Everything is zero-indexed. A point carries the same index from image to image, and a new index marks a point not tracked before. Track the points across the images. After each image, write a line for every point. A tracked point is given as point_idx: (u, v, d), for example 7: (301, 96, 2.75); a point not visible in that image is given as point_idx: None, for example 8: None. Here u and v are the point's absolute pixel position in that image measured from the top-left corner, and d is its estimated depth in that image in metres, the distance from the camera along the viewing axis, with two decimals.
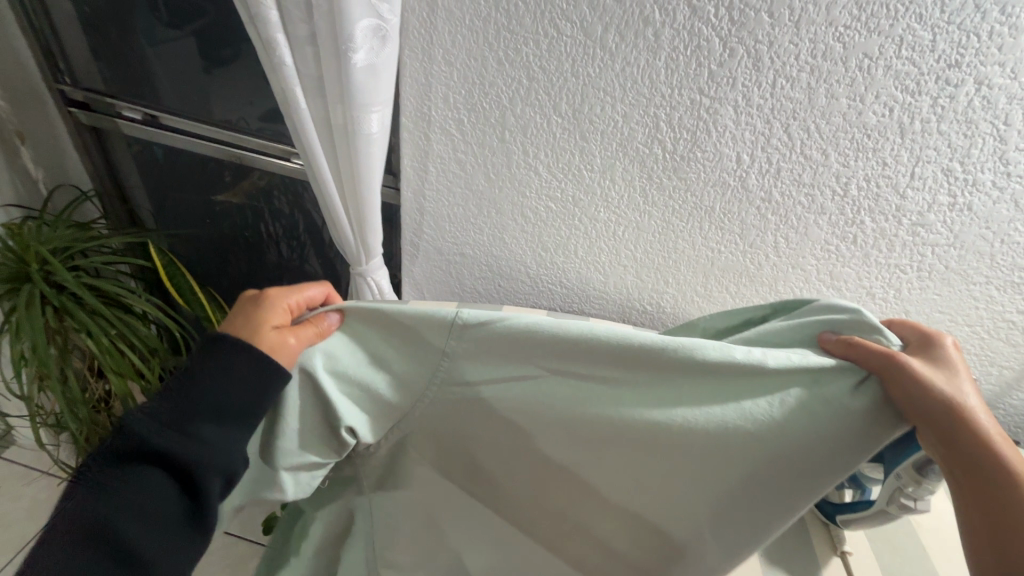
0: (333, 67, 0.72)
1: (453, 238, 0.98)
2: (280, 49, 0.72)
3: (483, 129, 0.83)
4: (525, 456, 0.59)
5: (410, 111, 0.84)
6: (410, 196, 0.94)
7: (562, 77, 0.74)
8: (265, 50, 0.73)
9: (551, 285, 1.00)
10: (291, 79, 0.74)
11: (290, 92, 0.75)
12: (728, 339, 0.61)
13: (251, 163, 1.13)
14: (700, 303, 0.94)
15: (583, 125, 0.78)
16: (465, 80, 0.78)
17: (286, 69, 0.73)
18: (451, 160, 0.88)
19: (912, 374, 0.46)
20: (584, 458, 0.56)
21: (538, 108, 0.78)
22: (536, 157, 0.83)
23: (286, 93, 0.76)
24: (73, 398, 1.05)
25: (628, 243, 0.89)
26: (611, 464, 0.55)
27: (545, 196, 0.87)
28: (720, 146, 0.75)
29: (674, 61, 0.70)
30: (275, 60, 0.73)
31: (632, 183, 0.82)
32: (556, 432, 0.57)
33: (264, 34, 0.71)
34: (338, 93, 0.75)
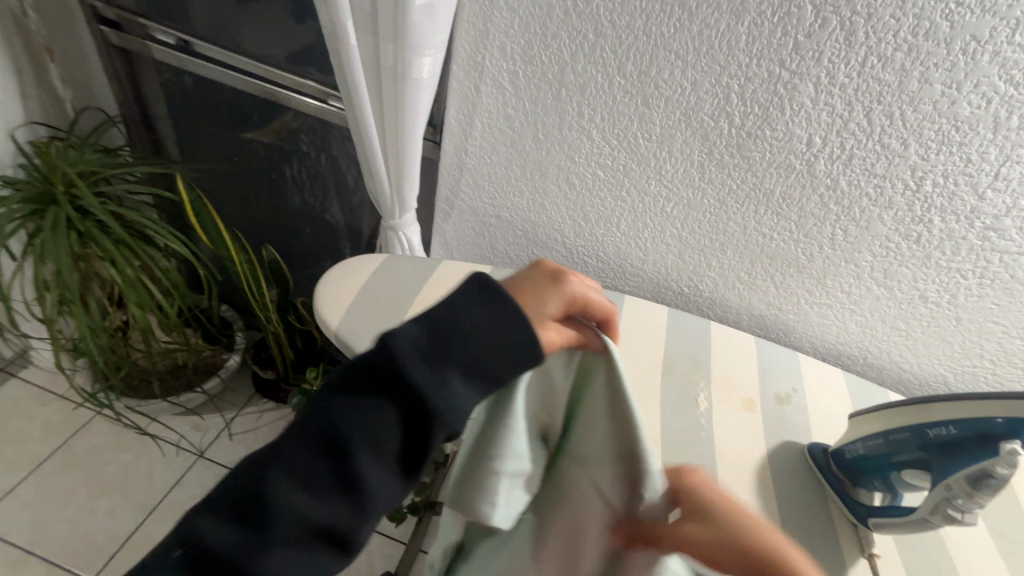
0: (389, 2, 0.68)
1: (492, 199, 0.95)
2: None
3: (538, 84, 0.77)
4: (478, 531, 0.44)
5: (462, 58, 0.79)
6: (451, 150, 0.90)
7: (632, 35, 0.69)
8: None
9: (587, 257, 0.96)
10: (344, 11, 0.70)
11: (341, 25, 0.71)
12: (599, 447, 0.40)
13: (284, 101, 1.08)
14: (741, 290, 0.90)
15: (647, 90, 0.73)
16: (526, 29, 0.73)
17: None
18: (498, 116, 0.83)
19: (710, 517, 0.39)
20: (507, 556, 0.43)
21: (601, 68, 0.73)
22: (590, 120, 0.79)
23: (336, 27, 0.71)
24: (93, 326, 1.04)
25: (675, 220, 0.85)
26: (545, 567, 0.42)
27: (594, 162, 0.83)
28: (792, 126, 0.70)
29: (759, 27, 0.64)
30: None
31: (689, 158, 0.78)
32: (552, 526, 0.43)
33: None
34: (390, 31, 0.70)
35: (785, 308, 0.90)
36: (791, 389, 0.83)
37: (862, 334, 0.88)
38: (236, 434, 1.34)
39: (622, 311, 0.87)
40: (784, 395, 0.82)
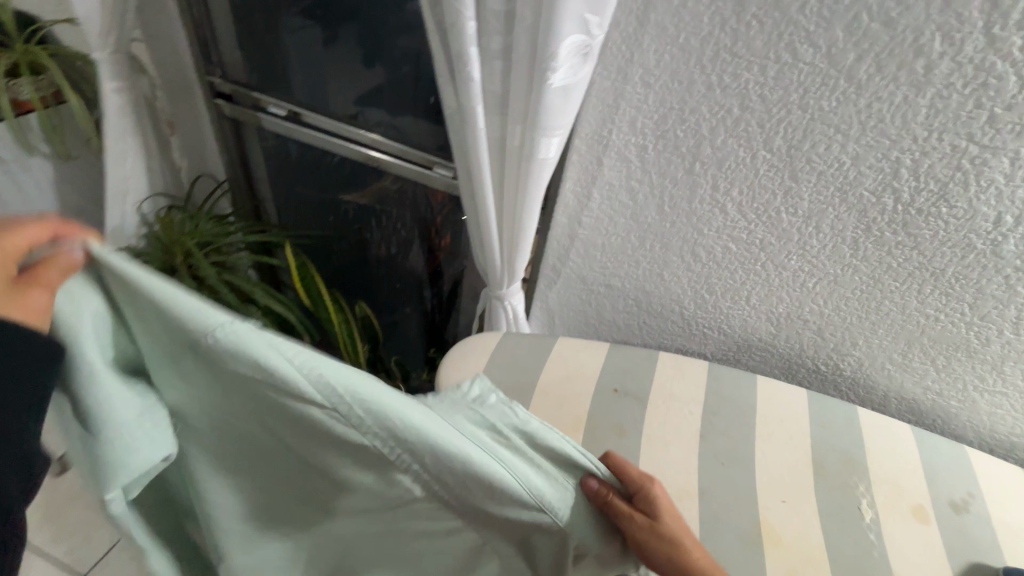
0: (523, 84, 0.65)
1: (603, 268, 0.90)
2: (471, 62, 0.64)
3: (669, 158, 0.73)
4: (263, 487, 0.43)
5: (585, 132, 0.75)
6: (562, 220, 0.87)
7: (785, 109, 0.63)
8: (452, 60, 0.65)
9: (707, 328, 0.89)
10: (475, 96, 0.67)
11: (470, 110, 0.68)
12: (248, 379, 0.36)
13: (384, 165, 1.08)
14: (891, 370, 0.81)
15: (797, 164, 0.67)
16: (661, 104, 0.69)
17: (470, 85, 0.66)
18: (620, 189, 0.79)
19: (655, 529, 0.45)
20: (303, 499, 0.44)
21: (745, 142, 0.68)
22: (726, 194, 0.73)
23: (464, 111, 0.69)
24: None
25: (817, 295, 0.78)
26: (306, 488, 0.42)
27: (725, 236, 0.77)
28: (977, 203, 0.62)
29: (945, 100, 0.57)
30: (461, 73, 0.65)
31: (841, 233, 0.70)
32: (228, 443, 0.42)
33: (457, 43, 0.63)
34: (521, 113, 0.68)
35: (946, 393, 0.79)
36: (967, 493, 0.72)
37: None
38: None
39: (759, 395, 0.80)
40: (959, 501, 0.71)
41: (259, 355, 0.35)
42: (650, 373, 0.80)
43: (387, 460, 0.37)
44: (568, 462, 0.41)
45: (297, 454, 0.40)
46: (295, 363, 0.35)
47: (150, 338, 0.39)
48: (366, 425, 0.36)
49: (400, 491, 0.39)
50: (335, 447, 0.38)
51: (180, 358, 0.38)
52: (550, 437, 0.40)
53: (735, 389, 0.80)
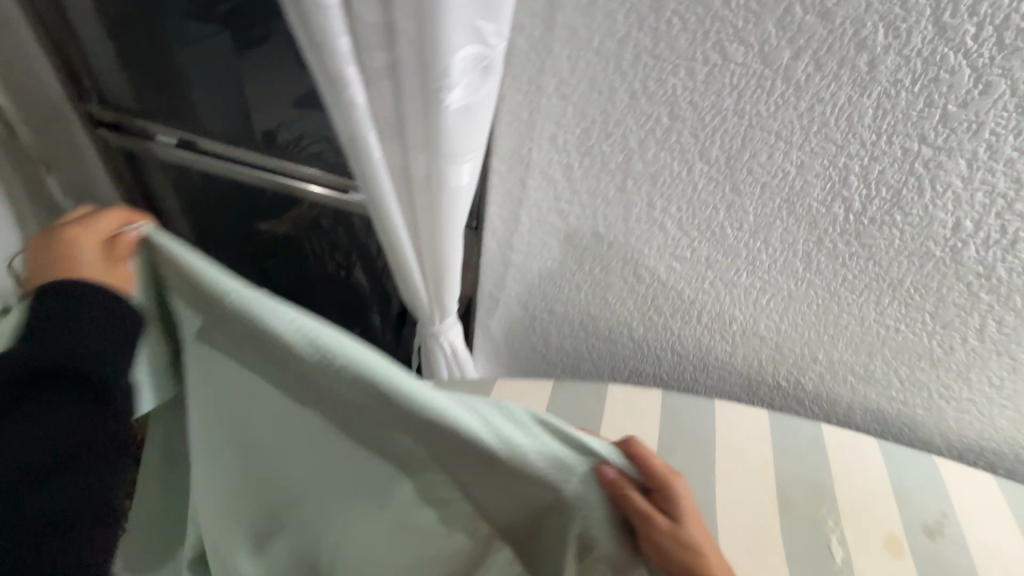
0: (418, 108, 0.55)
1: (543, 294, 0.82)
2: (350, 88, 0.53)
3: (598, 175, 0.64)
4: (249, 435, 0.45)
5: (504, 152, 0.66)
6: (492, 246, 0.78)
7: (719, 116, 0.55)
8: (328, 87, 0.54)
9: (660, 350, 0.82)
10: (364, 126, 0.57)
11: (361, 142, 0.58)
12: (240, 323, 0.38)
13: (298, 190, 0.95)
14: (854, 383, 0.75)
15: (737, 176, 0.59)
16: (582, 117, 0.60)
17: (356, 115, 0.56)
18: (550, 210, 0.70)
19: (671, 536, 0.40)
20: (304, 454, 0.45)
21: (679, 155, 0.60)
22: (664, 211, 0.65)
23: (354, 143, 0.58)
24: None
25: (772, 311, 0.71)
26: (295, 436, 0.44)
27: (669, 254, 0.69)
28: (933, 210, 0.55)
29: (893, 99, 0.50)
30: (341, 102, 0.54)
31: (791, 247, 0.63)
32: (243, 445, 0.46)
33: (329, 67, 0.52)
34: (421, 140, 0.58)
35: (913, 402, 0.74)
36: (940, 514, 0.67)
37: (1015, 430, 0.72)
38: None
39: (717, 427, 0.73)
40: (933, 524, 0.67)
41: (270, 329, 0.38)
42: (600, 410, 0.74)
43: (384, 421, 0.40)
44: (579, 452, 0.40)
45: (297, 407, 0.43)
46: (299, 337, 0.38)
47: (148, 305, 0.42)
48: (343, 378, 0.38)
49: (404, 449, 0.42)
50: (347, 417, 0.41)
51: (159, 314, 0.42)
52: (556, 420, 0.41)
53: (691, 423, 0.73)
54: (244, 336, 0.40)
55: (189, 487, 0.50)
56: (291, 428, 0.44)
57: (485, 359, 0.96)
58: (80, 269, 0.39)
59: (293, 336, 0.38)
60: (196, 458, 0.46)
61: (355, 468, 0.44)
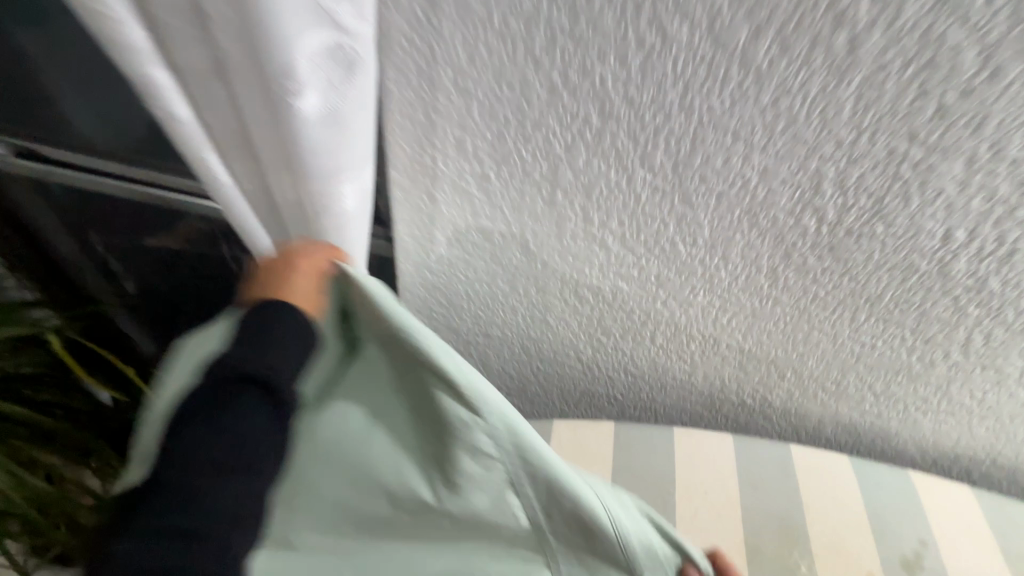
0: (262, 117, 0.41)
1: (475, 318, 0.70)
2: (166, 96, 0.40)
3: (521, 188, 0.52)
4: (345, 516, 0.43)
5: (402, 161, 0.53)
6: (408, 269, 0.65)
7: (662, 113, 0.43)
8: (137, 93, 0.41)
9: (612, 371, 0.72)
10: (199, 141, 0.44)
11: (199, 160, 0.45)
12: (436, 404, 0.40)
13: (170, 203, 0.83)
14: (824, 398, 0.67)
15: (688, 184, 0.48)
16: (492, 117, 0.47)
17: (184, 128, 0.43)
18: (469, 228, 0.58)
19: None
20: (407, 531, 0.43)
21: (615, 161, 0.47)
22: (603, 226, 0.53)
23: (193, 162, 0.46)
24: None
25: (733, 331, 0.62)
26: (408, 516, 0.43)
27: (613, 274, 0.58)
28: (920, 219, 0.45)
29: (878, 88, 0.38)
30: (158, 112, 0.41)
31: (754, 263, 0.53)
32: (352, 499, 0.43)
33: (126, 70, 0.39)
34: (279, 157, 0.44)
35: (887, 415, 0.67)
36: (918, 544, 0.61)
37: (994, 439, 0.66)
38: None
39: (677, 463, 0.64)
40: (911, 556, 0.60)
41: (450, 380, 0.40)
42: None
43: (509, 496, 0.41)
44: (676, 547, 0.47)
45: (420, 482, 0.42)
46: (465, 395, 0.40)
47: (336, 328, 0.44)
48: (510, 457, 0.40)
49: (514, 525, 0.41)
50: (475, 491, 0.41)
51: (391, 372, 0.43)
52: (662, 520, 0.49)
53: (648, 460, 0.64)
54: (429, 404, 0.41)
55: (287, 553, 0.44)
56: (409, 508, 0.42)
57: None
58: (296, 295, 0.41)
59: (469, 397, 0.40)
60: (298, 519, 0.44)
61: (461, 546, 0.43)
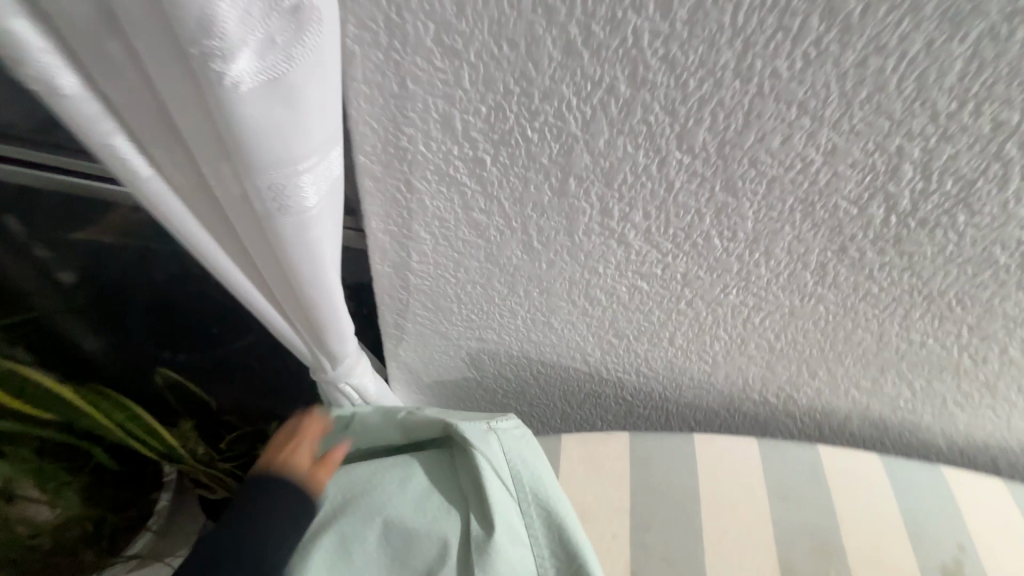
0: (187, 88, 0.30)
1: (466, 321, 0.61)
2: (42, 62, 0.28)
3: (523, 176, 0.42)
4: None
5: (373, 144, 0.41)
6: (386, 271, 0.55)
7: (711, 79, 0.33)
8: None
9: (622, 373, 0.65)
10: (105, 125, 0.32)
11: (110, 151, 0.33)
12: (500, 470, 0.52)
13: (104, 196, 0.75)
14: (856, 395, 0.61)
15: (733, 168, 0.38)
16: (488, 87, 0.36)
17: (81, 107, 0.31)
18: (459, 224, 0.48)
19: None
20: None
21: (645, 140, 0.38)
22: (624, 219, 0.44)
23: (101, 154, 0.34)
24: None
25: (765, 330, 0.54)
26: None
27: (631, 272, 0.50)
28: (1013, 207, 0.37)
29: (1002, 43, 0.29)
30: (37, 86, 0.29)
31: (801, 258, 0.45)
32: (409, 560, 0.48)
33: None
34: (217, 143, 0.33)
35: (921, 410, 0.62)
36: (957, 549, 0.57)
37: None
38: None
39: (699, 476, 0.58)
40: (951, 564, 0.56)
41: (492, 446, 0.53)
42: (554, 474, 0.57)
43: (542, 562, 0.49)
44: None
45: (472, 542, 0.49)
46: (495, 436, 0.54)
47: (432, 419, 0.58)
48: (550, 514, 0.51)
49: None
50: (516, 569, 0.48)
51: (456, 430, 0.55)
52: None
53: (668, 474, 0.58)
54: (496, 469, 0.52)
55: None
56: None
57: (406, 389, 0.75)
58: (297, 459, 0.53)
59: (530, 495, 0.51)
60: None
61: None
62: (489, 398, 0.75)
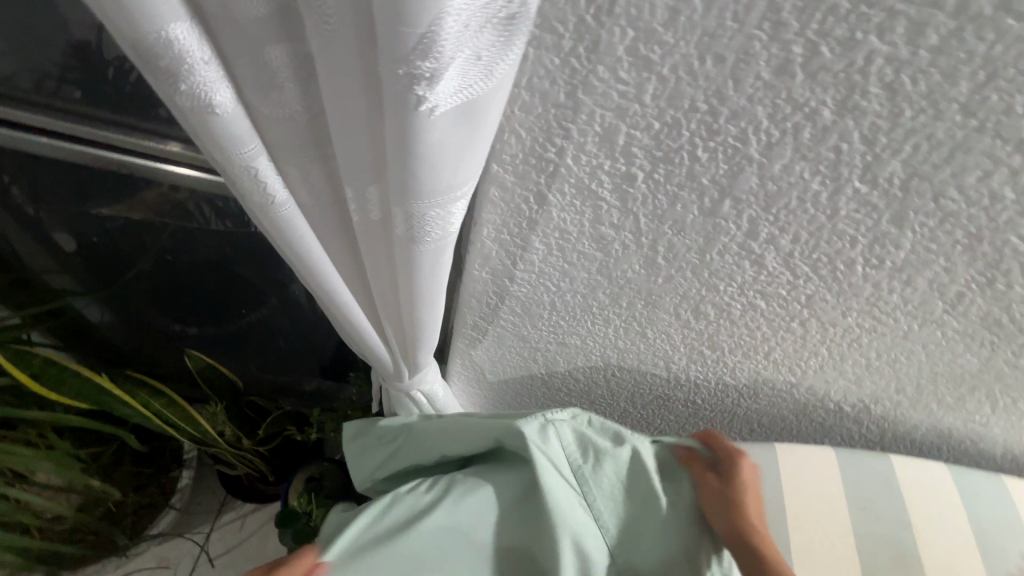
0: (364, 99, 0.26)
1: (553, 326, 0.58)
2: (205, 76, 0.23)
3: (674, 194, 0.38)
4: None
5: (515, 150, 0.37)
6: (481, 276, 0.51)
7: (932, 112, 0.30)
8: (142, 71, 0.23)
9: (701, 380, 0.63)
10: (252, 145, 0.27)
11: (251, 173, 0.29)
12: (574, 463, 0.48)
13: (135, 171, 0.68)
14: (934, 409, 0.61)
15: (912, 201, 0.36)
16: (673, 100, 0.32)
17: (230, 127, 0.26)
18: (581, 236, 0.44)
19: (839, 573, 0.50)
20: None
21: (827, 167, 0.35)
22: (768, 242, 0.41)
23: (236, 175, 0.29)
24: (33, 524, 0.81)
25: (869, 349, 0.53)
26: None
27: (753, 291, 0.47)
28: None
29: None
30: (186, 103, 0.24)
31: (941, 288, 0.43)
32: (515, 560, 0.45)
33: (126, 29, 0.21)
34: (374, 158, 0.29)
35: (993, 425, 0.62)
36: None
37: None
38: (218, 558, 1.08)
39: (784, 485, 0.60)
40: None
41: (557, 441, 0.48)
42: None
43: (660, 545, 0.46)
44: None
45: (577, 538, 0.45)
46: (553, 431, 0.49)
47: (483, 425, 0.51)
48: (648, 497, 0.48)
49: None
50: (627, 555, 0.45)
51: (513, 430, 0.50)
52: None
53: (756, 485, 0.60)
54: (569, 464, 0.48)
55: None
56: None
57: (463, 383, 0.73)
58: None
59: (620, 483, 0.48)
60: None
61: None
62: (550, 396, 0.73)
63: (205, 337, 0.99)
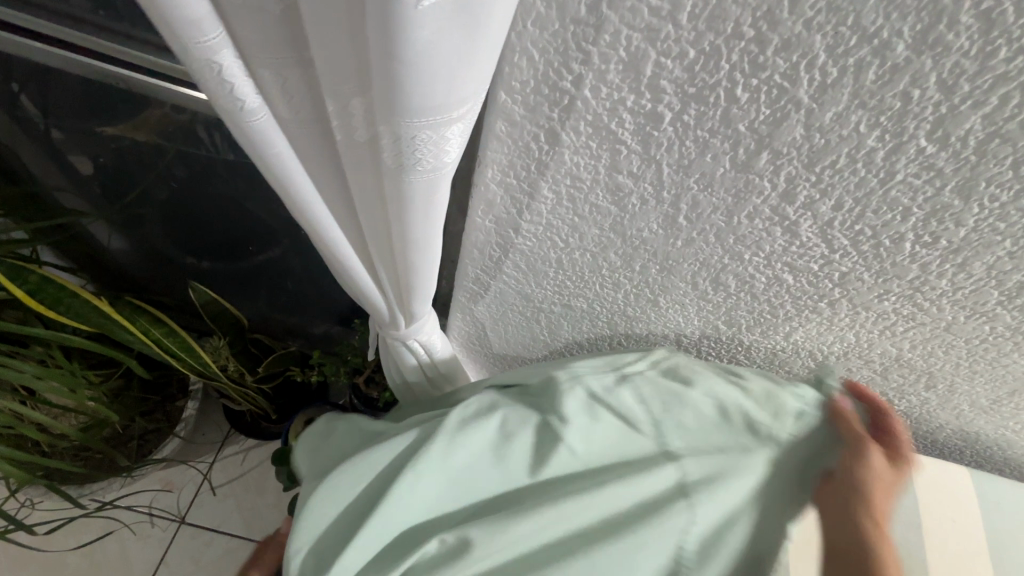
0: None
1: (558, 285, 0.54)
2: None
3: (703, 141, 0.34)
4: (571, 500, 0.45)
5: (526, 75, 0.33)
6: (484, 224, 0.47)
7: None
8: None
9: (713, 357, 0.60)
10: (214, 35, 0.24)
11: (215, 70, 0.25)
12: (668, 395, 0.49)
13: (137, 89, 0.64)
14: (965, 410, 0.57)
15: (985, 169, 0.30)
16: (715, 22, 0.27)
17: (183, 8, 0.22)
18: (595, 185, 0.40)
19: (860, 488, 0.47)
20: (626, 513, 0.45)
21: (889, 118, 0.29)
22: (805, 207, 0.36)
23: (199, 71, 0.25)
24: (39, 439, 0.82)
25: (902, 340, 0.48)
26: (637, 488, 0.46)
27: (782, 263, 0.42)
28: None
29: None
30: None
31: (999, 276, 0.38)
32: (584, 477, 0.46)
33: None
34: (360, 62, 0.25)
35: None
36: None
37: None
38: (220, 487, 1.11)
39: None
40: None
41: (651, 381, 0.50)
42: None
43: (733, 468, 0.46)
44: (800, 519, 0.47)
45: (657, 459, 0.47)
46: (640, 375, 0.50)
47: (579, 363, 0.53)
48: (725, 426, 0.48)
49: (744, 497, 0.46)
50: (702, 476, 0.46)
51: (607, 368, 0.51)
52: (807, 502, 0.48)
53: None
54: (659, 398, 0.49)
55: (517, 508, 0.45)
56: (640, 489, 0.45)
57: (464, 339, 0.70)
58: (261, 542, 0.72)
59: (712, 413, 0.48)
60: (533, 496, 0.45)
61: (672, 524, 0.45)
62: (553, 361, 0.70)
63: (212, 271, 0.98)
